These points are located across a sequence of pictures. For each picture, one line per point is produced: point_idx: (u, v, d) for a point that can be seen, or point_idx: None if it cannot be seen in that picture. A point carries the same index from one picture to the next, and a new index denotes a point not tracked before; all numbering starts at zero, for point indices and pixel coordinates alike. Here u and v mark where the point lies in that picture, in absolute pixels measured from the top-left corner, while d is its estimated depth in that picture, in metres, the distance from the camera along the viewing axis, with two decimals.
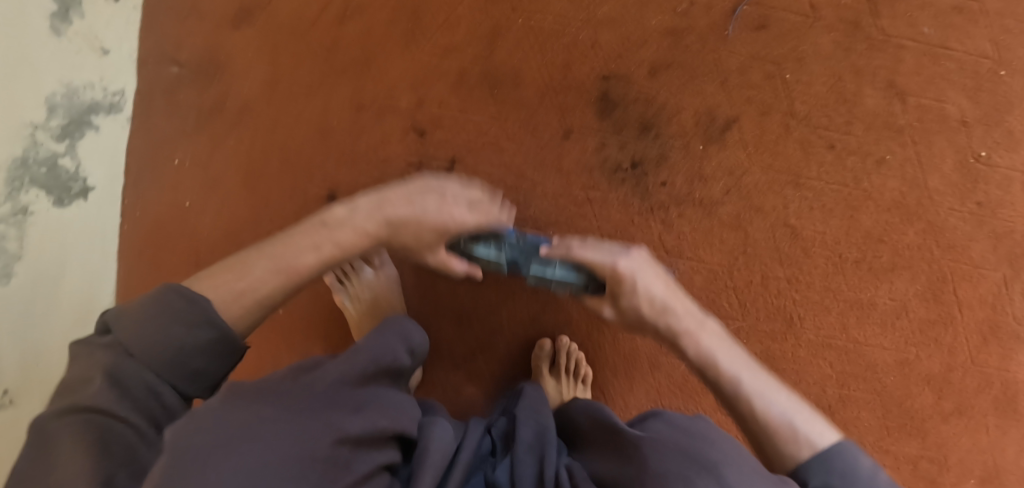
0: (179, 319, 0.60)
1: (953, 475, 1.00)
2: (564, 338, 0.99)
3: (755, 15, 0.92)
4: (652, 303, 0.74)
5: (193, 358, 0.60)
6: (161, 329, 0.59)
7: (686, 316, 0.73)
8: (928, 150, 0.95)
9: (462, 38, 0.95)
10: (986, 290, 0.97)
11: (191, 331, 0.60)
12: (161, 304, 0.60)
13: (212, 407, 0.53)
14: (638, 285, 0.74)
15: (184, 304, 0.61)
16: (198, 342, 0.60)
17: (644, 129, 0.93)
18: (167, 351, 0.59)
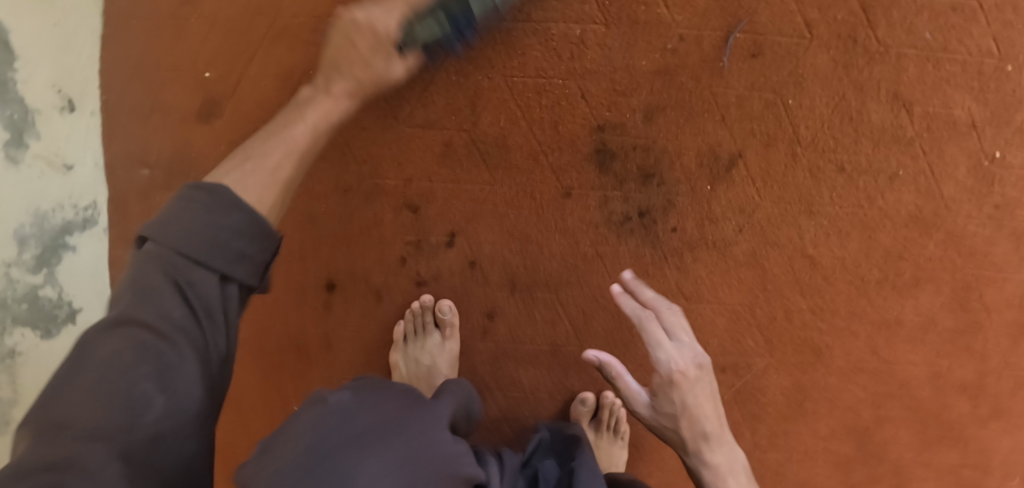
0: (213, 210, 0.60)
1: (998, 477, 0.98)
2: (609, 395, 0.94)
3: (747, 43, 0.87)
4: (696, 417, 0.71)
5: (231, 247, 0.60)
6: (193, 227, 0.59)
7: (722, 453, 0.71)
8: (941, 159, 0.91)
9: (443, 106, 0.89)
10: (1012, 292, 0.94)
11: (222, 220, 0.59)
12: (196, 201, 0.60)
13: (357, 395, 0.64)
14: (688, 399, 0.71)
15: (212, 196, 0.61)
16: (229, 228, 0.60)
17: (646, 178, 0.89)
18: (198, 248, 0.58)
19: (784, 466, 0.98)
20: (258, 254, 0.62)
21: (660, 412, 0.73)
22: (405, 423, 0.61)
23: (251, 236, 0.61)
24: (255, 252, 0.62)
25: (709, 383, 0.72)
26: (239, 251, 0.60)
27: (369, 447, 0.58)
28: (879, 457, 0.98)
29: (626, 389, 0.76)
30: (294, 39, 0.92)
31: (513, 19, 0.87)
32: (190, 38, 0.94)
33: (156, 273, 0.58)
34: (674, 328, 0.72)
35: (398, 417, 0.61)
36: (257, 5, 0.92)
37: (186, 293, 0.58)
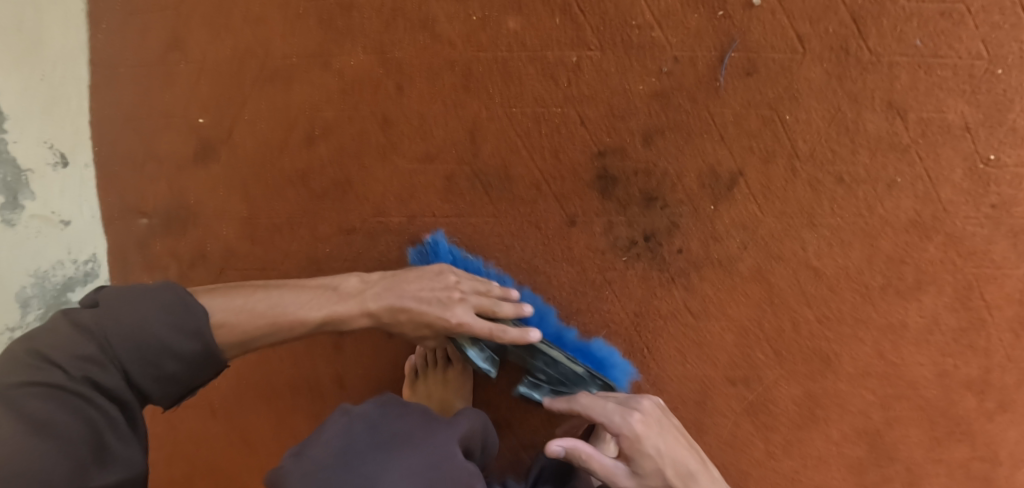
0: (165, 310, 0.69)
1: (1008, 468, 1.00)
2: None
3: (741, 61, 0.88)
4: (676, 468, 0.72)
5: (166, 365, 0.68)
6: (146, 326, 0.67)
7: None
8: (937, 163, 0.92)
9: (443, 142, 0.90)
10: (1013, 288, 0.96)
11: (185, 346, 0.69)
12: (167, 305, 0.69)
13: (371, 408, 0.70)
14: (663, 453, 0.72)
15: (168, 292, 0.70)
16: (180, 343, 0.69)
17: (649, 200, 0.90)
18: (159, 345, 0.68)
19: (800, 473, 0.99)
20: (192, 370, 0.70)
21: (644, 478, 0.72)
22: (420, 430, 0.67)
23: (193, 358, 0.70)
24: (187, 372, 0.70)
25: (668, 431, 0.74)
26: (170, 371, 0.69)
27: (399, 449, 0.64)
28: (892, 457, 0.99)
29: (600, 469, 0.73)
30: (287, 79, 0.91)
31: (509, 49, 0.88)
32: (181, 84, 0.93)
33: (70, 350, 0.66)
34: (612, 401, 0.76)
35: (418, 425, 0.68)
36: (247, 48, 0.91)
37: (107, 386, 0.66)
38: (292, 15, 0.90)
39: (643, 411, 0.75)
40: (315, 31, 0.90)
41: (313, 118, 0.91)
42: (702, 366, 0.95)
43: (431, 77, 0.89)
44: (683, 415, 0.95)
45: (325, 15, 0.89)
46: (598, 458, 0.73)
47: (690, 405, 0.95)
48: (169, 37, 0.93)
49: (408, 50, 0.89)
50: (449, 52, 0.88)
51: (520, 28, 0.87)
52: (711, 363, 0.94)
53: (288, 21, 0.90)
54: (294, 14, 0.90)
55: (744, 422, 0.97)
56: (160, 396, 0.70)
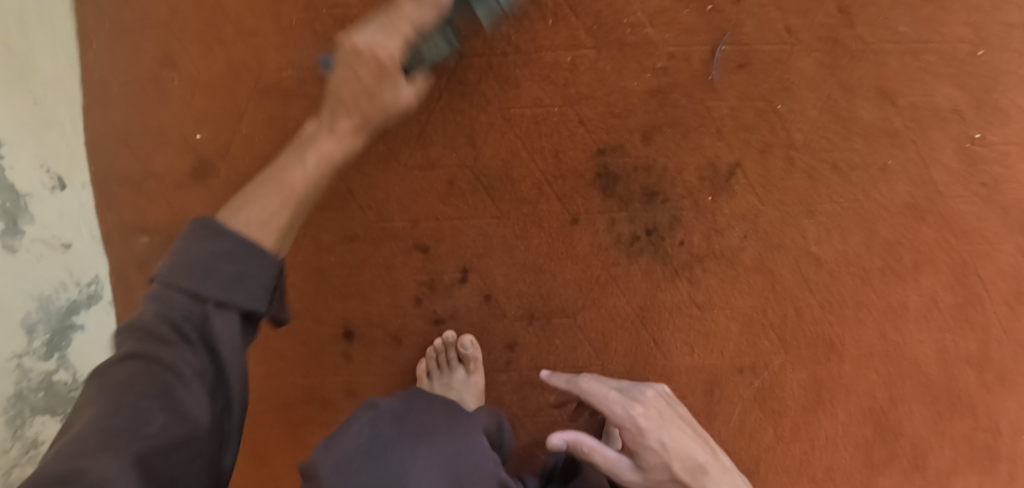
0: (200, 242, 0.60)
1: (1009, 438, 1.03)
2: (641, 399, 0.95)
3: (734, 54, 0.89)
4: (682, 460, 0.71)
5: (231, 270, 0.60)
6: (198, 253, 0.60)
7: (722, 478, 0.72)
8: (927, 146, 0.95)
9: (442, 147, 0.89)
10: (1004, 263, 0.99)
11: (222, 243, 0.60)
12: (198, 234, 0.61)
13: (396, 400, 0.75)
14: (667, 446, 0.71)
15: (209, 231, 0.61)
16: (232, 251, 0.60)
17: (650, 196, 0.91)
18: (208, 261, 0.60)
19: (810, 455, 1.00)
20: (261, 277, 0.61)
21: (648, 472, 0.72)
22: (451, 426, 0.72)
23: (252, 260, 0.61)
24: (252, 272, 0.61)
25: (673, 422, 0.74)
26: (236, 273, 0.60)
27: (427, 442, 0.68)
28: (898, 434, 1.01)
29: (603, 462, 0.73)
30: (284, 92, 0.91)
31: (504, 52, 0.87)
32: (176, 101, 0.93)
33: (149, 307, 0.59)
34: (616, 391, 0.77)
35: (446, 421, 0.73)
36: (241, 61, 0.91)
37: (174, 321, 0.58)
38: (285, 28, 0.90)
39: (645, 402, 0.75)
40: (308, 42, 0.90)
41: None
42: (709, 355, 0.96)
43: (427, 83, 0.88)
44: (692, 404, 0.96)
45: (318, 26, 0.89)
46: (601, 451, 0.73)
47: (699, 395, 0.97)
48: (160, 54, 0.92)
49: None
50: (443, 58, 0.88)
51: (514, 31, 0.87)
52: (718, 352, 0.96)
53: (280, 33, 0.90)
54: (286, 26, 0.90)
55: (753, 408, 0.98)
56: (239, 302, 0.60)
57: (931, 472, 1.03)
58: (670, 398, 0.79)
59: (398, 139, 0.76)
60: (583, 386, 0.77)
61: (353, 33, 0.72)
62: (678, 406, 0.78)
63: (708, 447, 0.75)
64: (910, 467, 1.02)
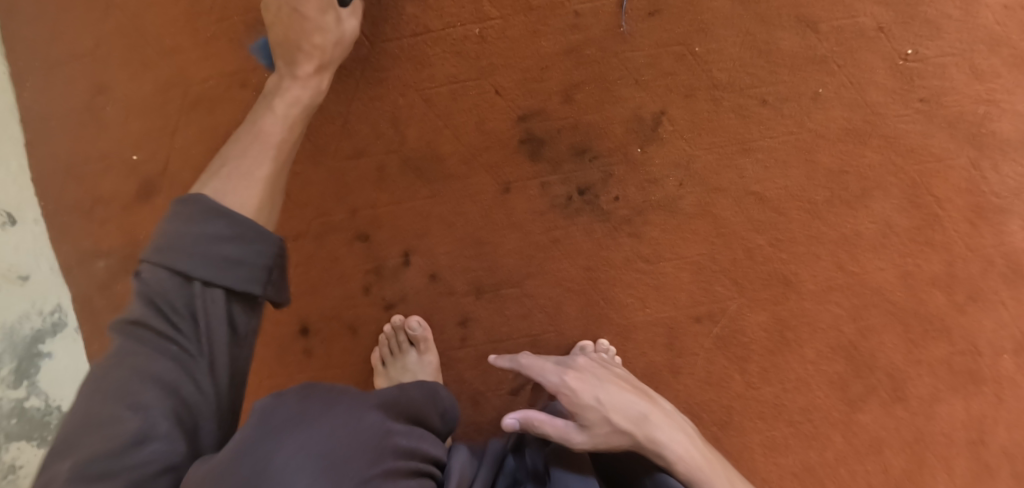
0: (199, 224, 0.58)
1: (990, 357, 1.00)
2: (604, 341, 0.93)
3: (641, 2, 0.90)
4: (620, 411, 0.70)
5: (225, 254, 0.58)
6: (189, 244, 0.58)
7: (662, 423, 0.71)
8: (857, 68, 0.94)
9: (368, 135, 0.92)
10: (958, 178, 0.96)
11: (220, 229, 0.59)
12: (184, 219, 0.59)
13: (266, 398, 0.58)
14: (603, 399, 0.70)
15: (199, 213, 0.59)
16: (225, 236, 0.59)
17: (580, 153, 0.92)
18: (196, 252, 0.58)
19: (783, 399, 0.98)
20: (258, 260, 0.60)
21: (593, 430, 0.68)
22: (317, 418, 0.56)
23: (247, 246, 0.60)
24: (250, 256, 0.60)
25: (605, 380, 0.74)
26: (233, 257, 0.59)
27: (289, 439, 0.53)
28: (871, 366, 0.98)
29: (554, 433, 0.68)
30: (211, 103, 0.94)
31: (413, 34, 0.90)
32: (112, 125, 0.95)
33: (141, 294, 0.58)
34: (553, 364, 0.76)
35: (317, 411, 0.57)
36: (167, 79, 0.94)
37: (178, 298, 0.58)
38: (203, 40, 0.93)
39: (577, 368, 0.75)
40: (225, 51, 0.93)
41: (241, 136, 0.94)
42: (663, 308, 0.95)
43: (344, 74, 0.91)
44: (652, 359, 0.96)
45: (233, 34, 0.92)
46: (550, 422, 0.69)
47: (659, 349, 0.96)
48: (93, 83, 0.95)
49: None
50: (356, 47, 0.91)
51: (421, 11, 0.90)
52: (672, 304, 0.95)
53: (200, 47, 0.93)
54: (204, 39, 0.93)
55: (717, 356, 0.96)
56: (245, 285, 0.59)
57: (913, 402, 1.00)
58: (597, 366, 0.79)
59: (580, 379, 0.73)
60: (515, 363, 0.76)
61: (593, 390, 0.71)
62: (604, 369, 0.78)
63: (641, 397, 0.75)
64: (890, 400, 0.99)
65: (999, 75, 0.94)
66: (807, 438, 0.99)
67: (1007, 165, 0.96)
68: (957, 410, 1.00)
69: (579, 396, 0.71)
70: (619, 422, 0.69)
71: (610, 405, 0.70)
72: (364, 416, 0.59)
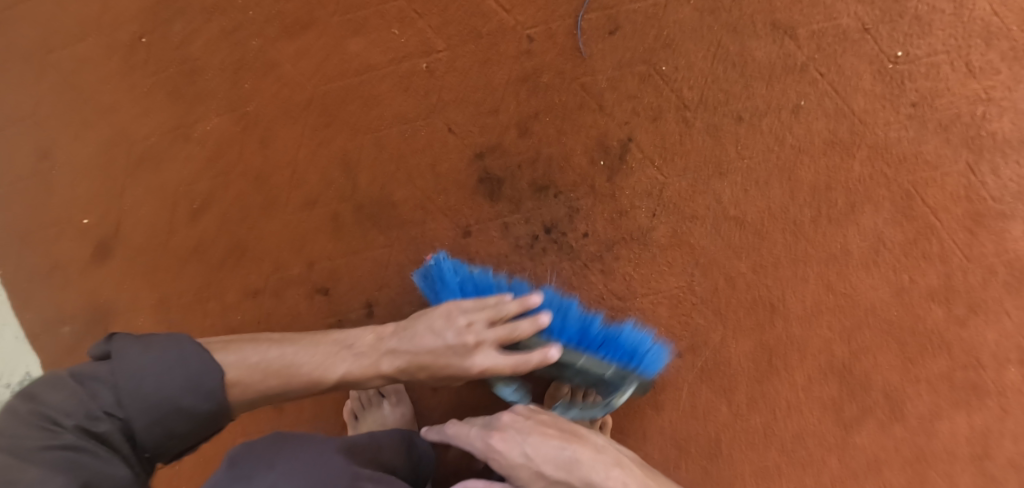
0: (190, 377, 0.61)
1: (995, 371, 0.94)
2: None
3: (601, 20, 0.84)
4: (550, 461, 0.68)
5: (175, 424, 0.60)
6: (159, 388, 0.59)
7: (596, 460, 0.68)
8: (841, 75, 0.86)
9: (319, 185, 0.88)
10: (955, 185, 0.89)
11: (200, 402, 0.61)
12: (177, 357, 0.60)
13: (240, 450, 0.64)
14: (531, 454, 0.68)
15: (191, 354, 0.62)
16: (195, 405, 0.60)
17: (542, 189, 0.87)
18: (175, 403, 0.59)
19: (773, 426, 0.94)
20: (200, 428, 0.62)
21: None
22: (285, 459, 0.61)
23: (211, 411, 0.62)
24: (202, 407, 0.61)
25: (533, 430, 0.70)
26: (180, 426, 0.61)
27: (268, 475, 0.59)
28: (867, 388, 0.94)
29: None
30: (154, 160, 0.90)
31: (357, 73, 0.86)
32: (60, 188, 0.92)
33: (77, 403, 0.57)
34: (482, 424, 0.73)
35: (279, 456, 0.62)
36: (109, 138, 0.90)
37: (116, 423, 0.58)
38: (140, 96, 0.89)
39: (503, 424, 0.71)
40: (165, 105, 0.89)
41: (188, 192, 0.90)
42: None
43: (289, 119, 0.87)
44: (633, 396, 0.92)
45: (172, 86, 0.88)
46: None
47: None
48: (34, 147, 0.91)
49: (257, 101, 0.88)
50: (299, 91, 0.87)
51: (363, 48, 0.86)
52: None
53: (138, 103, 0.89)
54: (142, 93, 0.89)
55: (701, 389, 0.92)
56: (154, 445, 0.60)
57: (912, 421, 0.95)
58: (533, 406, 0.75)
59: (503, 433, 0.70)
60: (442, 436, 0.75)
61: (515, 444, 0.69)
62: (539, 410, 0.74)
63: (575, 434, 0.71)
64: (887, 420, 0.95)
65: (999, 71, 0.86)
66: (801, 465, 0.95)
67: (1008, 167, 0.89)
68: (961, 426, 0.95)
69: (502, 459, 0.69)
70: (547, 470, 0.68)
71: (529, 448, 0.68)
72: (331, 454, 0.64)
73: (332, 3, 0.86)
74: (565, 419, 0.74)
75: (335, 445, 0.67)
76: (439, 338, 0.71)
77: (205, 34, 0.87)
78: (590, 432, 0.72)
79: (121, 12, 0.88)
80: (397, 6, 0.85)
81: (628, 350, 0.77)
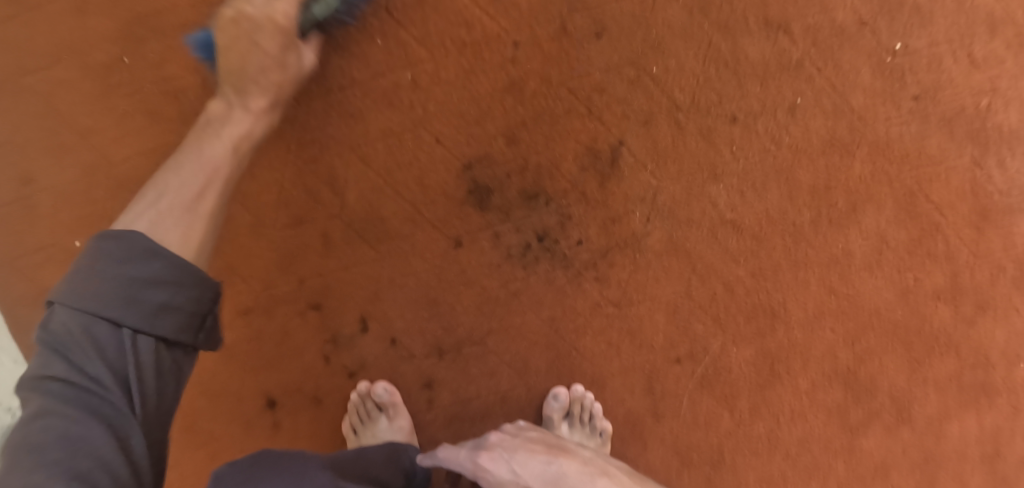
0: (125, 257, 0.57)
1: (1005, 369, 0.91)
2: (579, 387, 0.89)
3: (587, 21, 0.81)
4: (539, 477, 0.66)
5: (155, 299, 0.56)
6: (114, 285, 0.55)
7: (584, 472, 0.67)
8: (839, 70, 0.83)
9: (304, 201, 0.86)
10: (959, 181, 0.86)
11: (150, 270, 0.57)
12: (102, 252, 0.56)
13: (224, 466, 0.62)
14: (520, 472, 0.65)
15: (130, 243, 0.58)
16: (158, 280, 0.57)
17: (532, 198, 0.85)
18: (131, 288, 0.56)
19: (776, 433, 0.92)
20: (184, 297, 0.59)
21: None
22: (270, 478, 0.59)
23: (178, 284, 0.58)
24: (179, 300, 0.58)
25: (519, 448, 0.68)
26: (163, 302, 0.57)
27: None
28: (872, 391, 0.91)
29: None
30: (138, 183, 0.89)
31: (338, 86, 0.83)
32: (46, 213, 0.90)
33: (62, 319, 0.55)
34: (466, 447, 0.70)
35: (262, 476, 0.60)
36: (91, 161, 0.89)
37: (110, 345, 0.55)
38: (120, 117, 0.88)
39: (489, 445, 0.69)
40: (145, 126, 0.88)
41: None
42: (640, 352, 0.89)
43: (270, 136, 0.85)
44: (632, 405, 0.91)
45: (150, 106, 0.87)
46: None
47: (640, 395, 0.90)
48: (16, 172, 0.90)
49: None
50: None
51: (342, 62, 0.83)
52: (649, 348, 0.89)
53: (119, 124, 0.88)
54: (120, 115, 0.88)
55: (702, 396, 0.90)
56: (169, 335, 0.58)
57: (920, 422, 0.92)
58: (515, 432, 0.72)
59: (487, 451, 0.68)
60: (433, 460, 0.70)
61: (501, 461, 0.66)
62: (524, 433, 0.71)
63: (561, 450, 0.70)
64: (895, 423, 0.92)
65: (1003, 60, 0.83)
66: (806, 469, 0.93)
67: (1014, 160, 0.86)
68: (970, 427, 0.92)
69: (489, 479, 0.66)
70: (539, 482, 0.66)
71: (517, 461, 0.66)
72: (316, 473, 0.63)
73: None
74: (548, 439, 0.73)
75: (321, 465, 0.66)
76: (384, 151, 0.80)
77: (181, 51, 0.86)
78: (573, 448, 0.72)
79: (93, 32, 0.86)
80: (376, 15, 0.82)
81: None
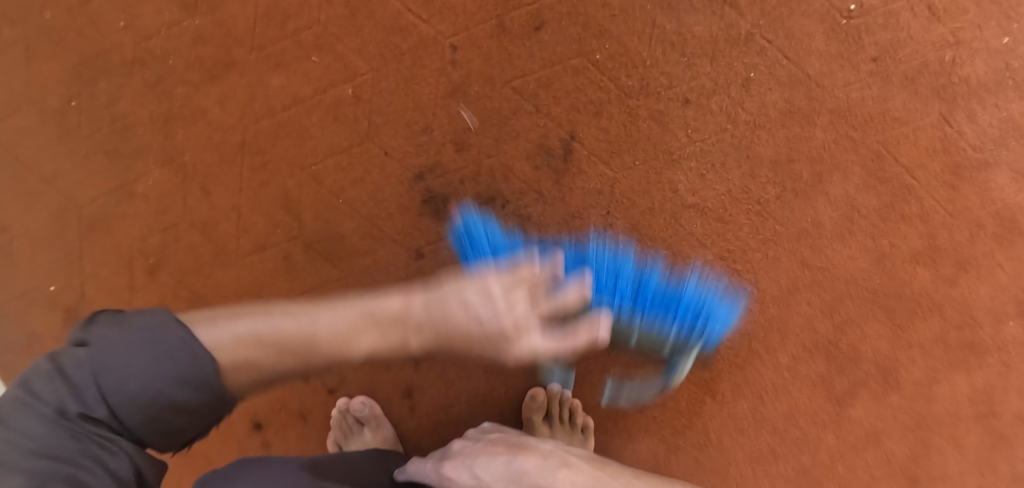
0: (170, 358, 0.50)
1: (993, 328, 0.88)
2: (554, 385, 0.91)
3: (523, 18, 0.81)
4: (497, 476, 0.67)
5: (183, 403, 0.51)
6: (146, 391, 0.49)
7: (543, 465, 0.66)
8: (792, 39, 0.81)
9: (264, 226, 0.87)
10: (929, 140, 0.83)
11: (196, 377, 0.51)
12: (157, 329, 0.51)
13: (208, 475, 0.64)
14: (480, 473, 0.68)
15: (180, 332, 0.52)
16: (181, 398, 0.50)
17: (488, 201, 0.85)
18: (162, 400, 0.50)
19: (761, 410, 0.91)
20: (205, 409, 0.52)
21: None
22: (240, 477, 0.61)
23: (201, 397, 0.51)
24: (199, 404, 0.52)
25: (481, 453, 0.71)
26: (184, 407, 0.51)
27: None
28: (856, 360, 0.89)
29: None
30: (105, 222, 0.90)
31: (284, 107, 0.85)
32: (22, 261, 0.92)
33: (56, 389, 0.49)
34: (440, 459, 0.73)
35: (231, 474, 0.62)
36: (59, 207, 0.90)
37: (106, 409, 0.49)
38: (80, 160, 0.89)
39: (456, 454, 0.73)
40: (107, 165, 0.88)
41: (141, 248, 0.89)
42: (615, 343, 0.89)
43: (226, 164, 0.86)
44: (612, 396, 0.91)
45: (108, 146, 0.88)
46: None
47: (618, 385, 0.90)
48: None
49: (193, 150, 0.87)
50: (230, 134, 0.86)
51: (286, 81, 0.84)
52: None
53: (80, 166, 0.89)
54: (81, 157, 0.89)
55: (682, 381, 0.90)
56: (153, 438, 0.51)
57: (909, 388, 0.90)
58: (478, 438, 0.77)
59: (450, 459, 0.72)
60: (406, 475, 0.75)
61: (461, 467, 0.70)
62: (485, 437, 0.76)
63: (522, 448, 0.70)
64: (882, 390, 0.90)
65: (964, 11, 0.80)
66: (796, 444, 0.91)
67: (985, 113, 0.82)
68: (961, 388, 0.90)
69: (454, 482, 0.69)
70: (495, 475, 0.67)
71: (480, 462, 0.69)
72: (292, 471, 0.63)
73: (248, 40, 0.84)
74: (515, 442, 0.73)
75: (300, 466, 0.65)
76: (476, 318, 0.69)
77: (130, 88, 0.87)
78: (536, 445, 0.71)
79: (44, 78, 0.87)
80: (312, 32, 0.83)
81: (692, 310, 0.81)
